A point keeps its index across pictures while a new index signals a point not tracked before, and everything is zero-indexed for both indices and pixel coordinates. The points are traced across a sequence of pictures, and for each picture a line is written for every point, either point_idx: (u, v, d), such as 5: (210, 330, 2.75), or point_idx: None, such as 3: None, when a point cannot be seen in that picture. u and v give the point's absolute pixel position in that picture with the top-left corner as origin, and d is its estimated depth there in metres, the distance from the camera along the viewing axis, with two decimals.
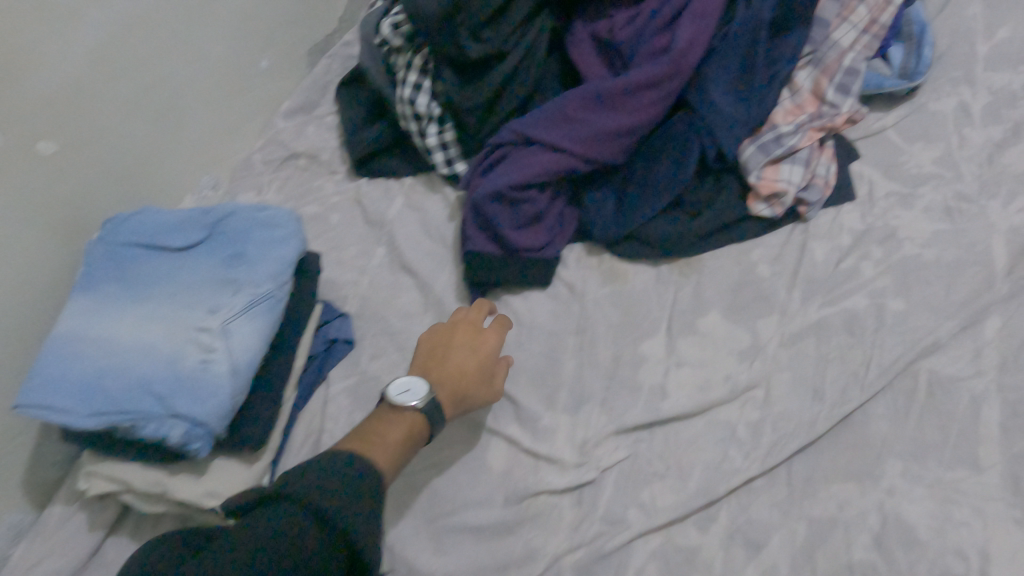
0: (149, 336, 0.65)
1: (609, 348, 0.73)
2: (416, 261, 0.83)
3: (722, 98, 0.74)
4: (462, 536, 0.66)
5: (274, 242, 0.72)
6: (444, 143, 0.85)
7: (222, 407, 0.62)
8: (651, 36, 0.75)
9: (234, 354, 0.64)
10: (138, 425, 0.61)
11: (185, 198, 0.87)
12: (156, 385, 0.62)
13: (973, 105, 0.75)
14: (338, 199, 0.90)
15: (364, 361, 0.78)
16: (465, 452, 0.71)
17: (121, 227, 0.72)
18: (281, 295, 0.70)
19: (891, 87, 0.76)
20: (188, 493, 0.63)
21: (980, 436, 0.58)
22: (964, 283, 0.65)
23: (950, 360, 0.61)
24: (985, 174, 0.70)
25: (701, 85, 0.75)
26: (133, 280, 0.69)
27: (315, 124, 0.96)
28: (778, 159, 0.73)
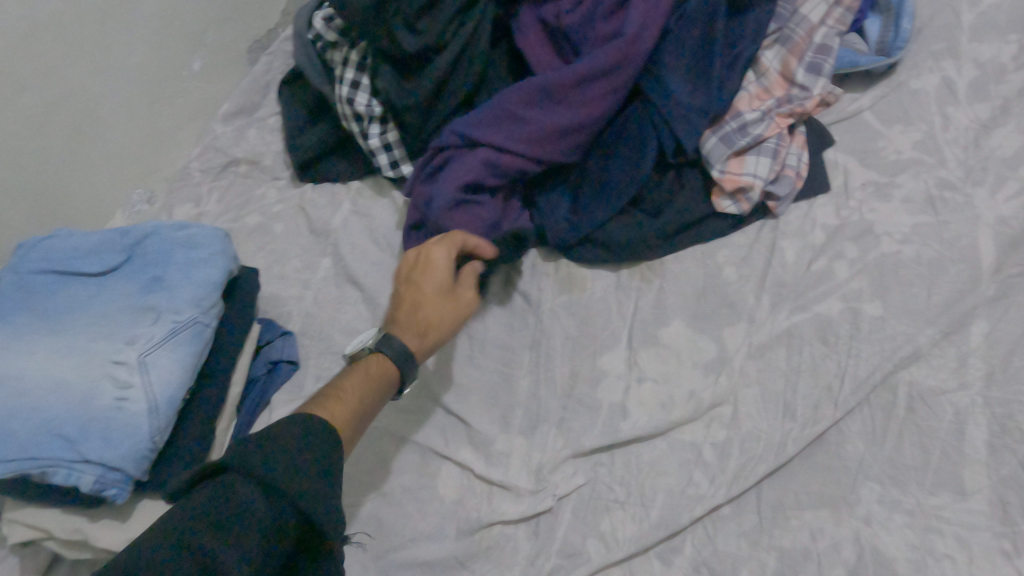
0: (61, 372, 0.60)
1: (566, 363, 0.68)
2: (363, 272, 0.77)
3: (679, 85, 0.67)
4: (411, 574, 0.62)
5: (198, 264, 0.66)
6: (388, 143, 0.79)
7: (139, 449, 0.57)
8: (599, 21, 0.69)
9: (153, 390, 0.59)
10: (47, 473, 0.56)
11: (115, 215, 0.82)
12: (66, 427, 0.57)
13: (957, 81, 0.68)
14: (281, 207, 0.84)
15: (308, 383, 0.73)
16: (415, 480, 0.67)
17: (31, 252, 0.66)
18: (206, 321, 0.64)
19: (867, 64, 0.69)
20: (109, 541, 0.58)
21: (965, 456, 0.52)
22: (947, 283, 0.59)
23: (932, 370, 0.56)
24: (970, 159, 0.64)
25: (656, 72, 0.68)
26: (45, 312, 0.64)
27: (257, 127, 0.90)
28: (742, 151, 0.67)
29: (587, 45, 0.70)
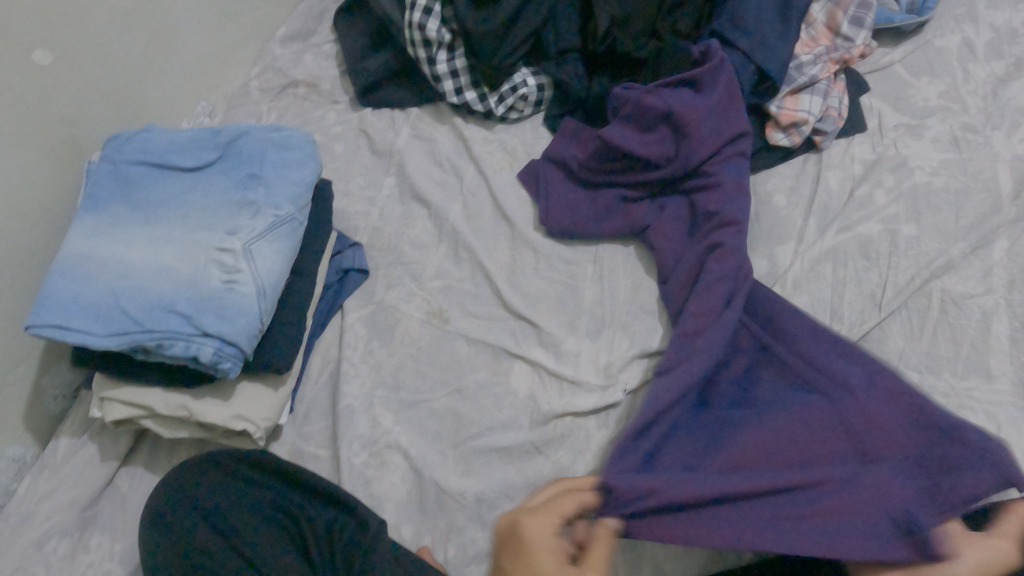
0: (166, 257, 0.63)
1: (628, 276, 0.75)
2: (428, 190, 0.81)
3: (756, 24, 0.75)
4: (491, 458, 0.68)
5: (291, 164, 0.69)
6: (455, 70, 0.83)
7: (251, 327, 0.60)
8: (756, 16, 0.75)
9: (259, 274, 0.62)
10: (164, 345, 0.59)
11: (180, 123, 0.83)
12: (179, 304, 0.60)
13: (976, 41, 0.78)
14: (341, 128, 0.87)
15: (379, 291, 0.77)
16: (489, 377, 0.72)
17: (127, 144, 0.69)
18: (301, 218, 0.67)
19: (900, 21, 0.78)
20: (216, 417, 0.62)
21: (991, 347, 0.62)
22: (972, 209, 0.68)
23: (961, 279, 0.65)
24: (990, 107, 0.73)
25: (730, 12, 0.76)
26: (145, 201, 0.65)
27: (313, 52, 0.92)
28: (794, 89, 0.75)
29: (710, 76, 0.73)
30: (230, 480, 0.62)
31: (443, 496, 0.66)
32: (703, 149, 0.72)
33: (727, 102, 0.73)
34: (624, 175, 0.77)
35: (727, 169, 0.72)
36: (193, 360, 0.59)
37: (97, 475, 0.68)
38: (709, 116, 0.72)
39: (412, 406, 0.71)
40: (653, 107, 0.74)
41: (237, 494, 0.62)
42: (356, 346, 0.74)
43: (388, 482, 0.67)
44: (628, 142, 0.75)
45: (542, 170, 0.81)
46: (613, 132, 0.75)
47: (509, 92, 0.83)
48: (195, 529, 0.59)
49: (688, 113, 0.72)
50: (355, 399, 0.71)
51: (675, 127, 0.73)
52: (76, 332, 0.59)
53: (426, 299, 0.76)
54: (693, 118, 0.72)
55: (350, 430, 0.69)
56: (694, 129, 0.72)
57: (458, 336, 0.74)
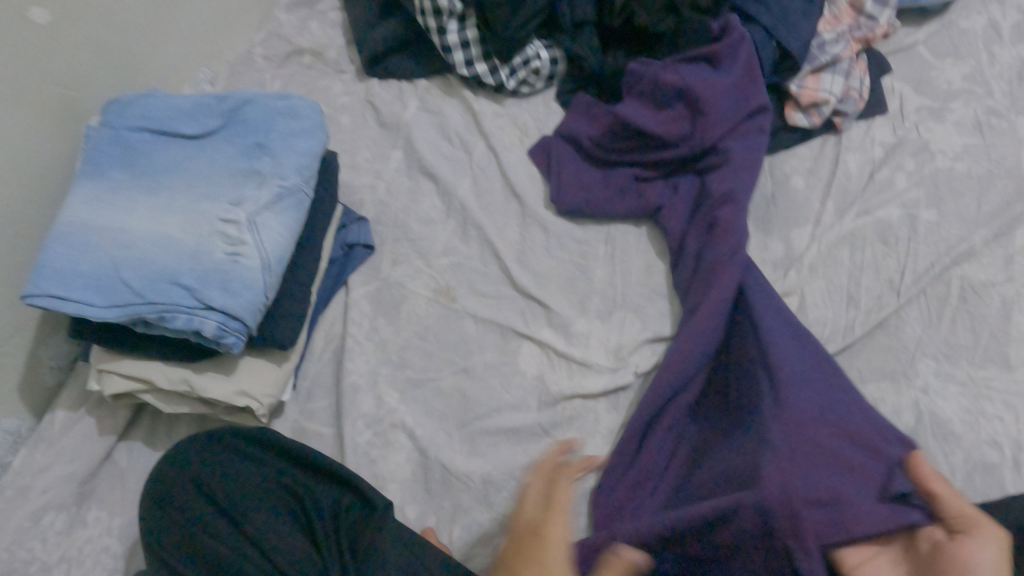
0: (169, 227, 0.61)
1: (640, 258, 0.73)
2: (436, 164, 0.79)
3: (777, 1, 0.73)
4: (498, 440, 0.66)
5: (298, 134, 0.67)
6: (466, 40, 0.80)
7: (256, 301, 0.59)
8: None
9: (265, 247, 0.61)
10: (166, 318, 0.57)
11: (182, 89, 0.80)
12: (182, 276, 0.58)
13: (1002, 24, 0.76)
14: (347, 99, 0.85)
15: (385, 268, 0.76)
16: (497, 357, 0.70)
17: (127, 109, 0.66)
18: (308, 191, 0.66)
19: (927, 1, 0.76)
20: (218, 392, 0.60)
21: (1011, 337, 0.61)
22: (994, 195, 0.67)
23: (982, 267, 0.64)
24: (1015, 91, 0.72)
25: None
26: (148, 169, 0.63)
27: (318, 19, 0.90)
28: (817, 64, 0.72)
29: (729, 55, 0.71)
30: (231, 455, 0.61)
31: (449, 478, 0.65)
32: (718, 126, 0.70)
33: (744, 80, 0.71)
34: (636, 154, 0.75)
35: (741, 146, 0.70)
36: (196, 334, 0.58)
37: (95, 449, 0.66)
38: (725, 93, 0.71)
39: (418, 385, 0.69)
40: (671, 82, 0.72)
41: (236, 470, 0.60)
42: (362, 323, 0.73)
43: (393, 462, 0.66)
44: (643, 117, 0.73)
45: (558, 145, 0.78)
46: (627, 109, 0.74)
47: (521, 66, 0.81)
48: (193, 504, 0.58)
49: (705, 89, 0.70)
50: (360, 376, 0.70)
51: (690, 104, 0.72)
52: (75, 302, 0.57)
53: (434, 277, 0.75)
54: (710, 96, 0.70)
55: (355, 409, 0.68)
56: (712, 106, 0.70)
57: (466, 315, 0.72)
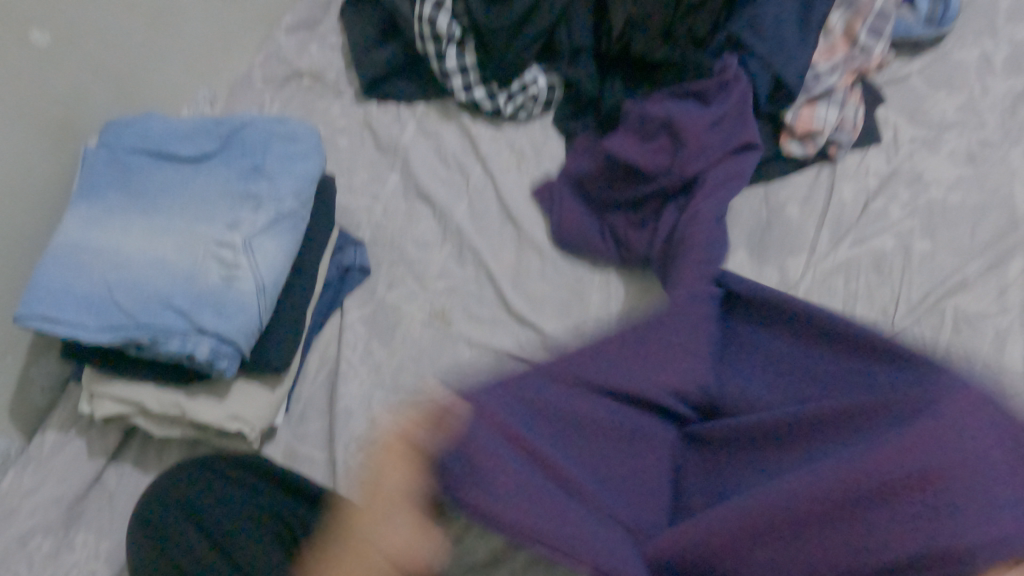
0: (163, 249, 0.61)
1: (634, 286, 0.74)
2: (433, 187, 0.80)
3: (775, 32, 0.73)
4: None
5: (294, 157, 0.67)
6: (465, 66, 0.81)
7: (250, 325, 0.59)
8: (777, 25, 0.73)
9: (260, 270, 0.60)
10: (160, 341, 0.57)
11: (180, 110, 0.81)
12: (176, 299, 0.58)
13: (995, 56, 0.77)
14: (346, 121, 0.85)
15: (380, 290, 0.75)
16: (490, 382, 0.70)
17: (124, 130, 0.66)
18: (304, 214, 0.66)
19: (919, 35, 0.77)
20: (210, 416, 0.60)
21: (1005, 368, 0.61)
22: (989, 225, 0.67)
23: (976, 298, 0.64)
24: (1009, 123, 0.72)
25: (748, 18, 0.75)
26: (144, 189, 0.64)
27: (318, 42, 0.90)
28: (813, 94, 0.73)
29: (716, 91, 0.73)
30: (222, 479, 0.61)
31: (441, 504, 0.64)
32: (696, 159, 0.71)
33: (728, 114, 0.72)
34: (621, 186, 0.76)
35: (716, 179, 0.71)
36: (189, 357, 0.57)
37: (84, 471, 0.66)
38: (705, 131, 0.71)
39: (411, 409, 0.69)
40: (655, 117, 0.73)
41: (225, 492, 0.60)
42: (356, 346, 0.72)
43: None
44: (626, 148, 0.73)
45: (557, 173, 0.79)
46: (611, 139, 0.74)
47: (519, 91, 0.81)
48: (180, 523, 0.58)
49: (685, 125, 0.71)
50: (353, 400, 0.69)
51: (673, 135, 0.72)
52: (67, 325, 0.57)
53: (429, 300, 0.74)
54: (693, 128, 0.71)
55: (348, 432, 0.68)
56: (694, 143, 0.71)
57: (460, 339, 0.72)
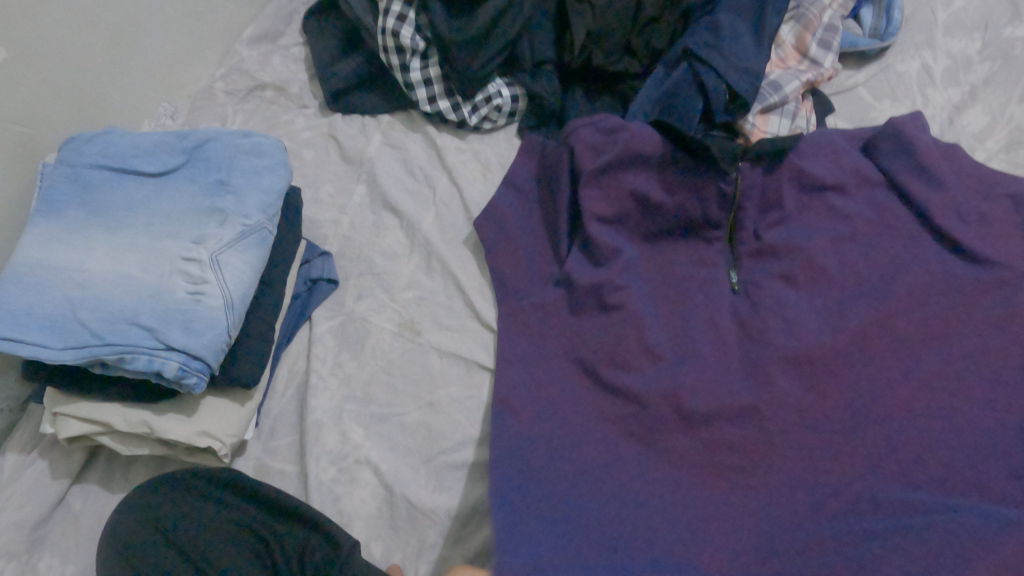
0: (127, 267, 0.61)
1: None
2: (400, 199, 0.80)
3: (733, 47, 0.75)
4: (464, 474, 0.67)
5: (259, 172, 0.67)
6: (429, 78, 0.82)
7: (219, 340, 0.58)
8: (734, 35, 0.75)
9: (227, 286, 0.60)
10: (125, 359, 0.56)
11: (143, 125, 0.80)
12: (142, 317, 0.58)
13: (934, 68, 0.80)
14: (310, 134, 0.85)
15: (349, 302, 0.76)
16: (461, 391, 0.70)
17: (85, 146, 0.66)
18: (271, 228, 0.66)
19: (865, 46, 0.81)
20: (178, 434, 0.59)
21: None
22: None
23: None
24: (947, 132, 0.76)
25: (710, 24, 0.76)
26: (105, 207, 0.63)
27: (280, 54, 0.90)
28: (774, 222, 0.71)
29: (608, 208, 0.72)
30: (197, 500, 0.61)
31: (415, 513, 0.65)
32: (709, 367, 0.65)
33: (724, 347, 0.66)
34: (661, 195, 0.72)
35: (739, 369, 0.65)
36: (156, 374, 0.57)
37: (49, 493, 0.64)
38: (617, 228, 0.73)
39: (383, 420, 0.69)
40: (611, 224, 0.73)
41: (208, 516, 0.60)
42: (325, 359, 0.72)
43: (358, 498, 0.66)
44: (627, 317, 0.67)
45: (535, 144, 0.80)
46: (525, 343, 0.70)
47: (483, 102, 0.82)
48: (164, 556, 0.57)
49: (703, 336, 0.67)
50: (324, 413, 0.69)
51: (622, 339, 0.67)
52: (26, 345, 0.56)
53: (398, 311, 0.75)
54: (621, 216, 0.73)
55: (319, 445, 0.68)
56: (606, 323, 0.68)
57: (430, 349, 0.73)
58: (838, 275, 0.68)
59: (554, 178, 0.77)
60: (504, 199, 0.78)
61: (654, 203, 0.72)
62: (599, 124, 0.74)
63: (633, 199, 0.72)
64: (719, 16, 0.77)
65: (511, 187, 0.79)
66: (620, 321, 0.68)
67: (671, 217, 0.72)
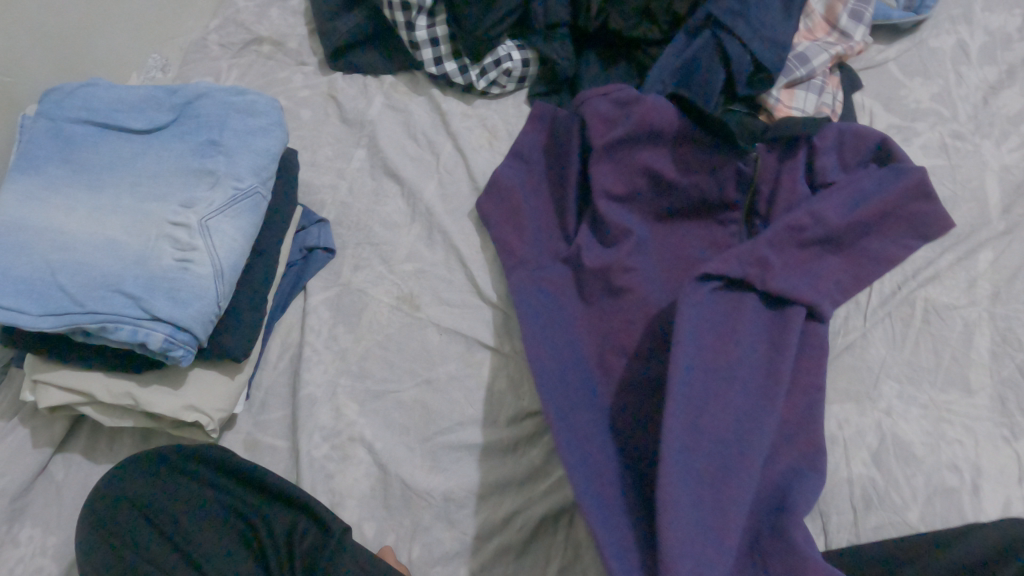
0: (110, 230, 0.57)
1: None
2: (401, 165, 0.76)
3: (760, 15, 0.71)
4: (461, 455, 0.64)
5: (253, 133, 0.63)
6: (435, 37, 0.77)
7: (208, 311, 0.55)
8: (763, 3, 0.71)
9: (217, 254, 0.57)
10: (107, 329, 0.53)
11: (131, 77, 0.77)
12: (125, 284, 0.54)
13: (970, 45, 0.76)
14: (309, 93, 0.81)
15: (345, 272, 0.72)
16: (460, 369, 0.68)
17: (67, 99, 0.62)
18: (264, 192, 0.62)
19: (898, 19, 0.77)
20: (164, 407, 0.56)
21: (972, 360, 0.61)
22: (960, 217, 0.67)
23: (946, 289, 0.64)
24: (979, 114, 0.72)
25: None
26: (88, 164, 0.59)
27: (279, 6, 0.86)
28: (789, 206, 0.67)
29: (619, 184, 0.69)
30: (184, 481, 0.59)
31: (409, 494, 0.63)
32: (712, 338, 0.58)
33: (729, 328, 0.59)
34: (675, 173, 0.68)
35: (746, 353, 0.58)
36: (140, 346, 0.54)
37: (29, 461, 0.62)
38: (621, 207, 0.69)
39: (379, 397, 0.67)
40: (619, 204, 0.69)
41: (196, 500, 0.58)
42: (320, 331, 0.69)
43: (352, 477, 0.64)
44: (634, 302, 0.64)
45: (546, 113, 0.76)
46: (528, 317, 0.65)
47: (492, 66, 0.78)
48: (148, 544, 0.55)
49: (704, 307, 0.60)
50: (317, 388, 0.67)
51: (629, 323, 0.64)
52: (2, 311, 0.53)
53: (397, 284, 0.72)
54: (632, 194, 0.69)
55: (312, 421, 0.65)
56: (611, 308, 0.65)
57: (430, 324, 0.70)
58: (845, 273, 0.64)
59: (565, 149, 0.73)
60: (514, 168, 0.74)
61: (668, 182, 0.68)
62: (616, 92, 0.70)
63: (647, 177, 0.69)
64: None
65: (519, 158, 0.75)
66: (624, 305, 0.64)
67: (684, 197, 0.68)
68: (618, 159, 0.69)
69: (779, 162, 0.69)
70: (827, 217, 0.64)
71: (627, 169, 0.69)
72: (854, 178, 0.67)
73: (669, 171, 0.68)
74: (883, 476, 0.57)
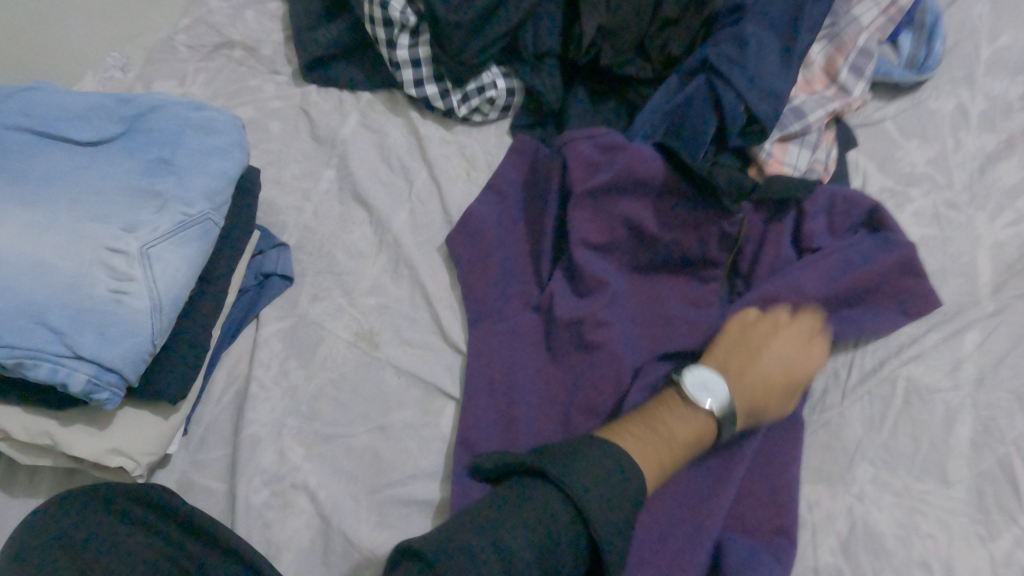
0: (38, 250, 0.51)
1: None
2: (371, 191, 0.72)
3: (760, 65, 0.67)
4: (410, 511, 0.60)
5: (208, 154, 0.59)
6: (416, 58, 0.74)
7: (139, 351, 0.51)
8: (766, 53, 0.67)
9: (156, 288, 0.53)
10: (24, 365, 0.48)
11: (85, 75, 0.73)
12: (49, 316, 0.49)
13: (970, 109, 0.73)
14: (280, 104, 0.77)
15: (303, 302, 0.68)
16: (418, 417, 0.64)
17: (7, 103, 0.57)
18: (216, 219, 0.58)
19: (900, 78, 0.74)
20: (86, 450, 0.52)
21: (951, 449, 0.57)
22: (948, 294, 0.64)
23: (929, 370, 0.61)
24: (976, 184, 0.69)
25: (739, 36, 0.68)
26: (21, 175, 0.54)
27: (255, 9, 0.81)
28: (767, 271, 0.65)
29: (596, 233, 0.66)
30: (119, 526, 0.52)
31: (351, 550, 0.57)
32: None
33: None
34: (657, 226, 0.65)
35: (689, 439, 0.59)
36: (61, 386, 0.49)
37: None
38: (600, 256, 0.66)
39: (327, 441, 0.63)
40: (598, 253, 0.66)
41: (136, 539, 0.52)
42: (270, 365, 0.65)
43: (291, 527, 0.59)
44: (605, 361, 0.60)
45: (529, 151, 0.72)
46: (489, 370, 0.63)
47: (475, 92, 0.74)
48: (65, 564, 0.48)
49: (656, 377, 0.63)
50: (262, 427, 0.62)
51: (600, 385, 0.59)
52: None
53: (356, 318, 0.67)
54: (611, 244, 0.66)
55: (253, 463, 0.61)
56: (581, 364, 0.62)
57: (388, 365, 0.66)
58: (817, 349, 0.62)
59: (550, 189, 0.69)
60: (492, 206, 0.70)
61: (649, 234, 0.65)
62: (602, 134, 0.67)
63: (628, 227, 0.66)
64: (747, 25, 0.68)
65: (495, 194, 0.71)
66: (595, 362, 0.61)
67: (664, 252, 0.65)
68: (599, 207, 0.66)
69: (765, 223, 0.66)
70: (805, 288, 0.62)
71: (608, 218, 0.66)
72: (841, 248, 0.65)
73: (651, 222, 0.65)
74: (850, 569, 0.54)
